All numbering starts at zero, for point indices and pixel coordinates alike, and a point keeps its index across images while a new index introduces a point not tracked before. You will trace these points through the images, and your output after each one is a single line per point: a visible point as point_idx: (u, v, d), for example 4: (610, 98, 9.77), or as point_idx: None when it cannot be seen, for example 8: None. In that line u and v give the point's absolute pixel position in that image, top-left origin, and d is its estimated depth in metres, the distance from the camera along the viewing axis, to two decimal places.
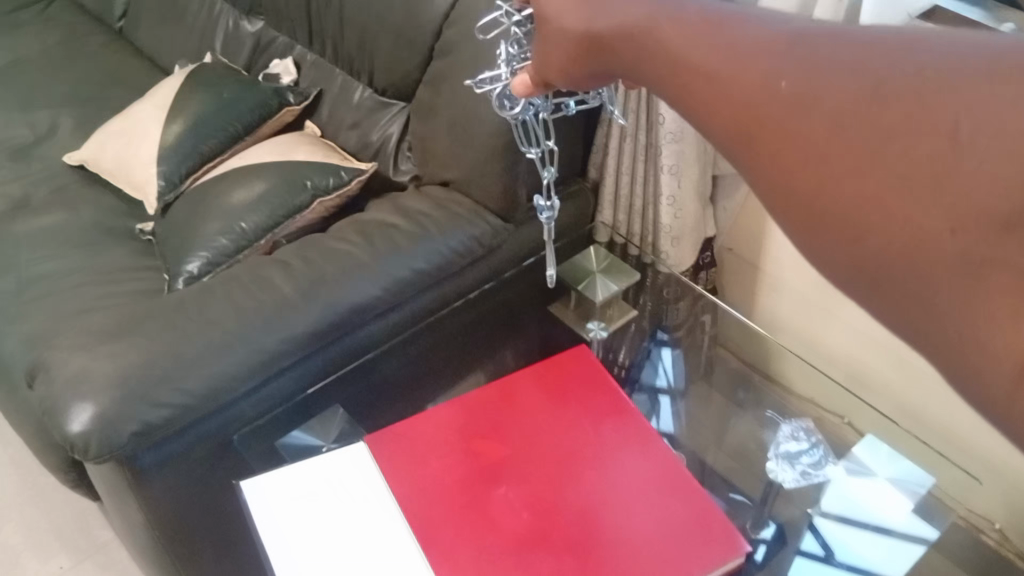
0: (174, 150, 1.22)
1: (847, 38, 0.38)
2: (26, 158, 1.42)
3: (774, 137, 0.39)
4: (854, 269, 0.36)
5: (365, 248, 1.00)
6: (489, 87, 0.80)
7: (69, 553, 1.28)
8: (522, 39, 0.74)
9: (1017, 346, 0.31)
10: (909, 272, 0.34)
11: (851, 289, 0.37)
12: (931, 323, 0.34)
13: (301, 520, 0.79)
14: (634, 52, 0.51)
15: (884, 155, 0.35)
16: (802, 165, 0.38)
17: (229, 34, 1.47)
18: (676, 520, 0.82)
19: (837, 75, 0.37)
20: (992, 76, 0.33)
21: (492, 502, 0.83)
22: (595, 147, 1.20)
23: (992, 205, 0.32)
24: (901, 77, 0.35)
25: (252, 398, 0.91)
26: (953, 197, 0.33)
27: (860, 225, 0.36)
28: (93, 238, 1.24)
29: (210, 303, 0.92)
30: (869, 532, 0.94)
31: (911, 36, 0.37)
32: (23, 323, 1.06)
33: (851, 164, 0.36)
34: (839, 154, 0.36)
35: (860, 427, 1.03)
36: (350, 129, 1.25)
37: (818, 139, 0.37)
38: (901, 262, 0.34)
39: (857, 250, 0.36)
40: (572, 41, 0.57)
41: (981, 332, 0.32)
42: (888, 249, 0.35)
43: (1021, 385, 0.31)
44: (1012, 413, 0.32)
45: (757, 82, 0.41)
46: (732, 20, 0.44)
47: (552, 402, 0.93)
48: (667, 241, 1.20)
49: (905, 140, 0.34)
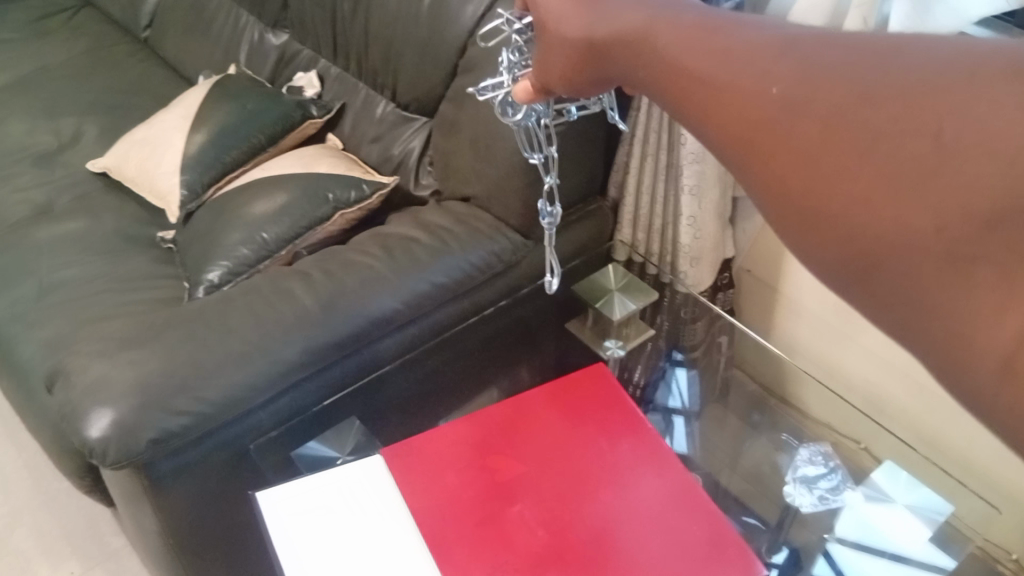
0: (197, 160, 1.22)
1: (840, 46, 0.39)
2: (50, 165, 1.43)
3: (770, 141, 0.39)
4: (847, 269, 0.36)
5: (386, 261, 1.00)
6: (490, 94, 0.81)
7: (80, 559, 1.28)
8: (522, 46, 0.75)
9: (1005, 340, 0.31)
10: (898, 271, 0.34)
11: (852, 298, 0.37)
12: (930, 331, 0.33)
13: (315, 533, 0.78)
14: (639, 64, 0.51)
15: (872, 156, 0.35)
16: (795, 167, 0.38)
17: (254, 46, 1.48)
18: (692, 543, 0.81)
19: (831, 80, 0.37)
20: (979, 82, 0.33)
21: (508, 520, 0.83)
22: (616, 166, 1.21)
23: (975, 203, 0.31)
24: (891, 83, 0.35)
25: (269, 409, 0.91)
26: (938, 194, 0.32)
27: (849, 225, 0.35)
28: (114, 246, 1.25)
29: (231, 312, 0.93)
30: (886, 561, 0.94)
31: (899, 40, 0.37)
32: (43, 328, 1.07)
33: (840, 166, 0.36)
34: (829, 156, 0.36)
35: (877, 453, 1.02)
36: (372, 143, 1.26)
37: (809, 140, 0.37)
38: (890, 261, 0.34)
39: (847, 251, 0.36)
40: (580, 52, 0.57)
41: (971, 328, 0.32)
42: (876, 248, 0.34)
43: (1008, 381, 0.31)
44: (1007, 415, 0.31)
45: (750, 86, 0.41)
46: (730, 29, 0.45)
47: (568, 420, 0.93)
48: (686, 261, 1.20)
49: (892, 139, 0.34)
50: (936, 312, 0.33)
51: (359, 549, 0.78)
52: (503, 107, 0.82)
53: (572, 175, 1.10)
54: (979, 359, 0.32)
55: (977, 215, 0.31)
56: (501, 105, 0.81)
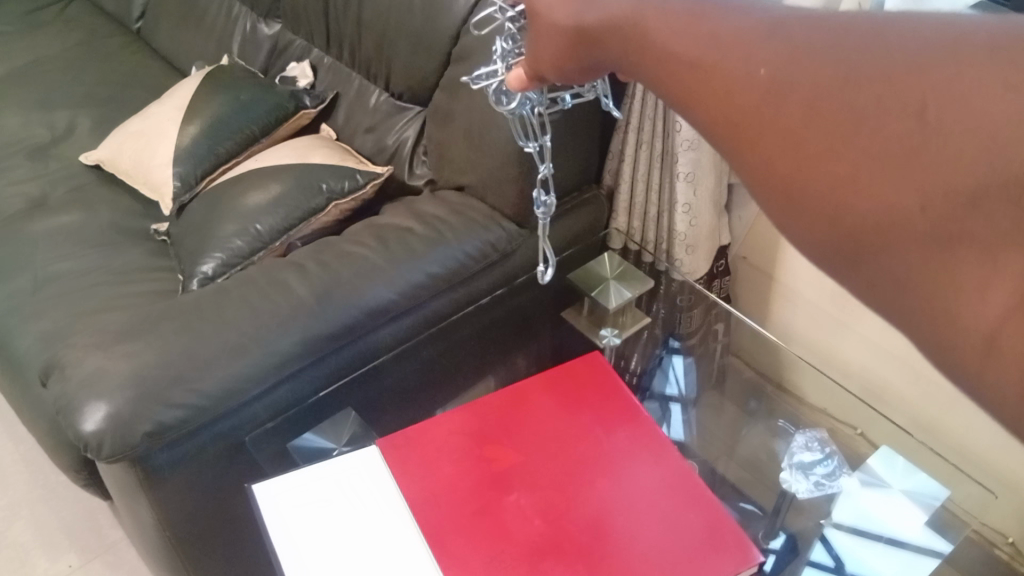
0: (190, 151, 1.22)
1: (824, 25, 0.39)
2: (44, 157, 1.42)
3: (757, 123, 0.40)
4: (834, 249, 0.37)
5: (381, 252, 1.00)
6: (486, 83, 0.80)
7: (78, 552, 1.29)
8: (516, 34, 0.75)
9: (989, 316, 0.31)
10: (884, 250, 0.35)
11: (840, 275, 0.37)
12: (913, 307, 0.34)
13: (311, 529, 0.78)
14: (630, 50, 0.51)
15: (857, 136, 0.35)
16: (783, 149, 0.38)
17: (247, 37, 1.48)
18: (689, 531, 0.82)
19: (816, 62, 0.38)
20: (958, 59, 0.33)
21: (504, 509, 0.83)
22: (611, 153, 1.20)
23: (956, 180, 0.32)
24: (874, 62, 0.36)
25: (264, 400, 0.91)
26: (921, 172, 0.33)
27: (835, 205, 0.36)
28: (108, 238, 1.25)
29: (225, 304, 0.92)
30: (882, 545, 0.93)
31: (879, 18, 0.37)
32: (39, 321, 1.07)
33: (826, 146, 0.36)
34: (814, 138, 0.37)
35: (874, 439, 1.03)
36: (366, 133, 1.26)
37: (795, 122, 0.38)
38: (875, 239, 0.35)
39: (834, 231, 0.36)
40: (569, 39, 0.57)
41: (956, 303, 0.32)
42: (862, 227, 0.35)
43: (991, 354, 0.31)
44: (993, 387, 0.32)
45: (737, 70, 0.41)
46: (714, 10, 0.45)
47: (564, 409, 0.93)
48: (682, 249, 1.20)
49: (875, 120, 0.35)
50: (922, 287, 0.34)
51: (353, 545, 0.78)
52: (498, 97, 0.82)
53: (567, 163, 1.10)
54: (963, 333, 0.32)
55: (959, 194, 0.32)
56: (497, 95, 0.81)
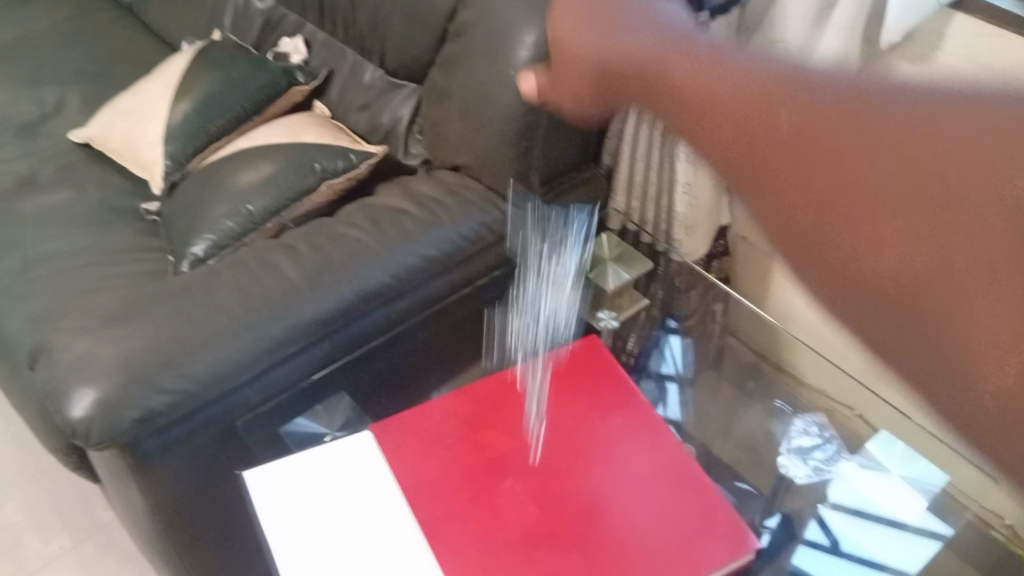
0: (181, 129, 1.19)
1: None
2: (33, 134, 1.40)
3: (732, 105, 0.35)
4: (817, 243, 0.31)
5: (374, 233, 0.98)
6: None
7: (71, 533, 1.28)
8: None
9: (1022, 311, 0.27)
10: (887, 238, 0.29)
11: (812, 278, 0.31)
12: (916, 307, 0.29)
13: (304, 517, 0.77)
14: None
15: (863, 113, 0.32)
16: (773, 126, 0.34)
17: (239, 11, 1.45)
18: (686, 517, 0.81)
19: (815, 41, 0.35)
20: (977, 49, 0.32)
21: (499, 495, 0.82)
22: (609, 133, 1.18)
23: (992, 159, 0.29)
24: None
25: (256, 385, 0.89)
26: (944, 151, 0.29)
27: (830, 186, 0.31)
28: (98, 218, 1.23)
29: (215, 286, 0.91)
30: (883, 527, 0.95)
31: None
32: (26, 302, 1.05)
33: (826, 123, 0.32)
34: (811, 115, 0.33)
35: (873, 421, 1.00)
36: (360, 111, 1.23)
37: (789, 99, 0.34)
38: (874, 225, 0.30)
39: (822, 218, 0.31)
40: None
41: (981, 298, 0.27)
42: (864, 211, 0.30)
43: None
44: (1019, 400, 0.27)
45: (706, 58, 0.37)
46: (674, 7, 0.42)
47: (559, 394, 0.92)
48: (681, 230, 1.19)
49: (885, 99, 0.32)
50: (929, 283, 0.29)
51: (346, 535, 0.76)
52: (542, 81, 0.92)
53: (567, 142, 1.06)
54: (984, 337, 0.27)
55: (995, 170, 0.28)
56: None
